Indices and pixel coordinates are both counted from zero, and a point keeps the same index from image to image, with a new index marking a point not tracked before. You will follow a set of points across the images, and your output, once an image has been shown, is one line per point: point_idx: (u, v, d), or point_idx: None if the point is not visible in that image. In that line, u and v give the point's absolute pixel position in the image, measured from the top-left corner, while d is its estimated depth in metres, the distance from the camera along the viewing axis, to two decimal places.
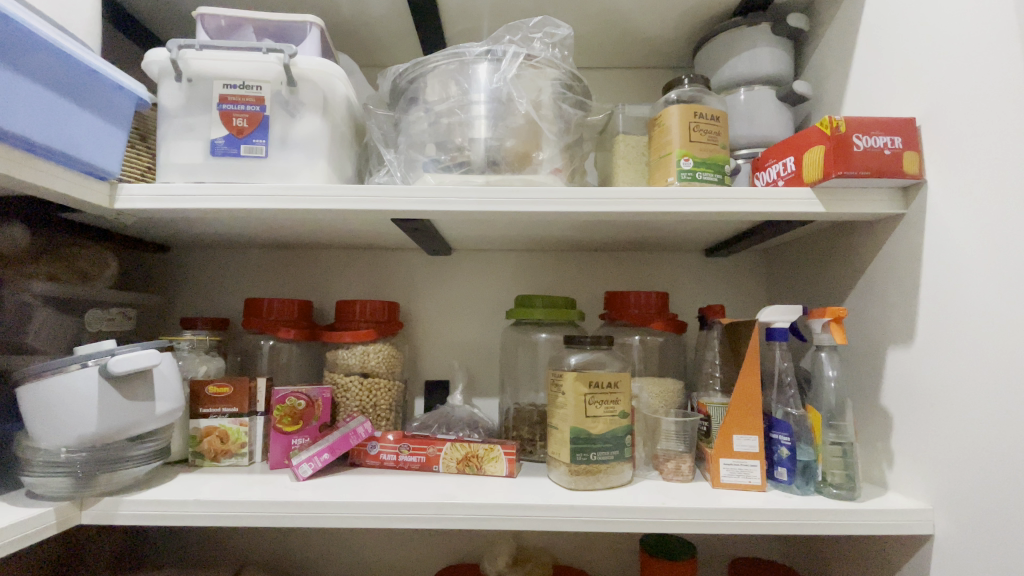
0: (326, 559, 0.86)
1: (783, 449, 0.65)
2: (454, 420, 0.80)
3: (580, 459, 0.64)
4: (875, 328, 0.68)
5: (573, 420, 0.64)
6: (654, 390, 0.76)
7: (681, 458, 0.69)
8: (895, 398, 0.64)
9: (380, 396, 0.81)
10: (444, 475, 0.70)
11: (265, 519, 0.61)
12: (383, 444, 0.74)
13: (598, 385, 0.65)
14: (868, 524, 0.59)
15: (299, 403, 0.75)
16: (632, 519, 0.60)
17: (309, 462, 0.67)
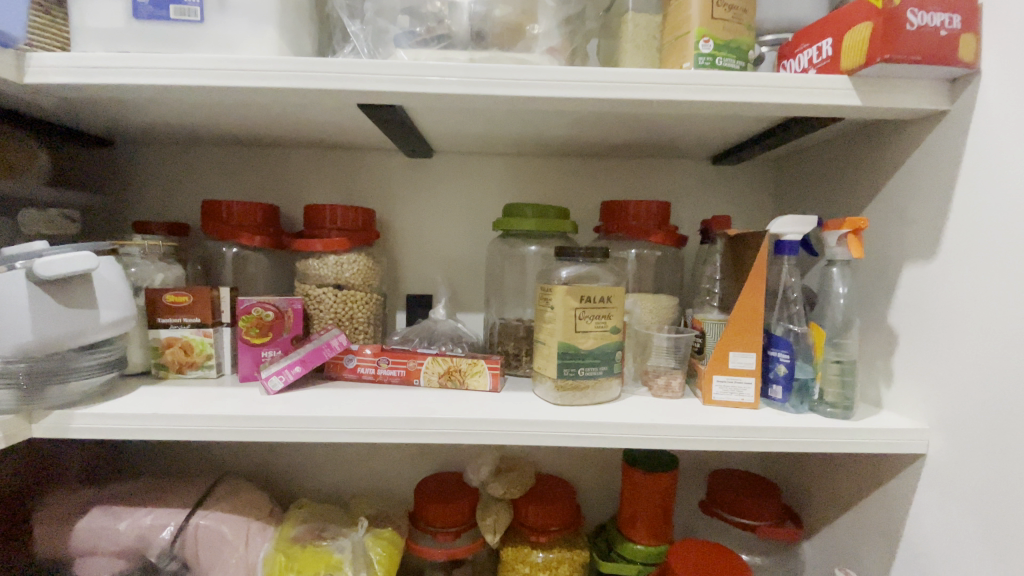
0: (309, 468, 0.85)
1: (781, 367, 0.61)
2: (437, 334, 0.75)
3: (568, 374, 0.60)
4: (892, 243, 0.63)
5: (561, 335, 0.59)
6: (648, 305, 0.71)
7: (672, 374, 0.65)
8: (905, 317, 0.61)
9: (357, 308, 0.75)
10: (425, 389, 0.67)
11: (232, 433, 0.57)
12: (360, 357, 0.69)
13: (590, 299, 0.60)
14: (860, 441, 0.57)
15: (267, 314, 0.70)
16: (619, 435, 0.58)
17: (279, 375, 0.64)
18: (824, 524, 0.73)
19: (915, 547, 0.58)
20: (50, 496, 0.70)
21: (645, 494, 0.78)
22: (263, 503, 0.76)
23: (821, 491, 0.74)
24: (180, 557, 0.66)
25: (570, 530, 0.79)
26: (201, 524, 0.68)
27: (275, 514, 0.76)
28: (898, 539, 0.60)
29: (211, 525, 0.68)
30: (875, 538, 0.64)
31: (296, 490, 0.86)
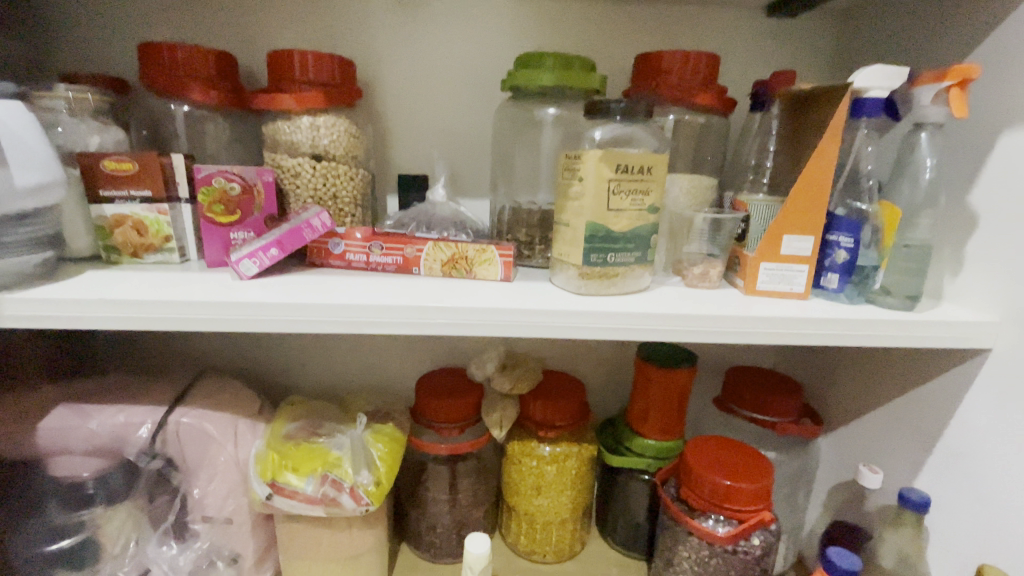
0: (299, 364, 0.79)
1: (841, 253, 0.53)
2: (436, 221, 0.62)
3: (595, 260, 0.50)
4: (992, 106, 0.51)
5: (590, 213, 0.49)
6: (689, 184, 0.61)
7: (710, 263, 0.57)
8: (992, 196, 0.52)
9: (341, 185, 0.63)
10: (425, 279, 0.57)
11: (200, 323, 0.49)
12: (348, 242, 0.59)
13: (627, 168, 0.48)
14: (921, 335, 0.51)
15: (232, 187, 0.58)
16: (651, 328, 0.50)
17: (252, 259, 0.54)
18: (848, 420, 0.70)
19: (957, 445, 0.54)
20: (10, 392, 0.63)
21: (659, 390, 0.73)
22: (252, 399, 0.70)
23: (848, 388, 0.70)
24: (163, 454, 0.62)
25: (579, 425, 0.74)
26: (183, 422, 0.62)
27: (265, 410, 0.70)
28: (937, 437, 0.57)
29: (194, 423, 0.62)
30: (907, 434, 0.60)
31: (286, 386, 0.80)
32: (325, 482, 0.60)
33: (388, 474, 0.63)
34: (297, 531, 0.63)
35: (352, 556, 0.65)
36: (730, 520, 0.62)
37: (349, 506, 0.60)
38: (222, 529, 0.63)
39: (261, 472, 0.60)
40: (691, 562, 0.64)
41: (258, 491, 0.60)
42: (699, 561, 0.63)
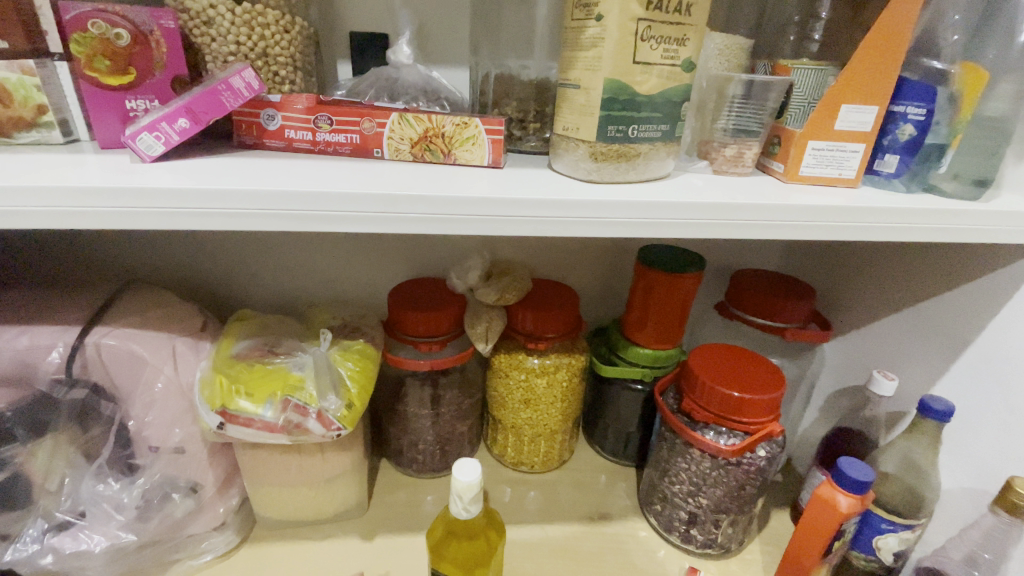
0: (250, 274, 0.68)
1: (906, 128, 0.43)
2: (401, 89, 0.49)
3: (612, 135, 0.39)
4: None
5: (609, 68, 0.37)
6: (725, 43, 0.48)
7: (744, 142, 0.47)
8: None
9: (272, 38, 0.48)
10: (390, 164, 0.45)
11: (87, 217, 0.36)
12: (286, 115, 0.45)
13: (661, 3, 0.36)
14: (985, 228, 0.43)
15: (117, 34, 0.43)
16: (677, 221, 0.41)
17: (152, 133, 0.40)
18: (861, 326, 0.65)
19: (992, 350, 0.50)
20: None
21: (661, 297, 0.65)
22: (192, 314, 0.59)
23: (863, 291, 0.64)
24: (86, 381, 0.52)
25: (572, 336, 0.67)
26: (105, 344, 0.52)
27: (209, 327, 0.60)
28: (968, 342, 0.51)
29: (118, 345, 0.52)
30: (931, 339, 0.55)
31: (237, 299, 0.69)
32: (286, 408, 0.52)
33: (360, 395, 0.55)
34: (259, 458, 0.56)
35: (325, 480, 0.59)
36: (736, 433, 0.57)
37: (317, 432, 0.52)
38: (171, 460, 0.55)
39: (207, 399, 0.51)
40: (690, 473, 0.61)
41: (208, 421, 0.51)
42: (699, 473, 0.60)
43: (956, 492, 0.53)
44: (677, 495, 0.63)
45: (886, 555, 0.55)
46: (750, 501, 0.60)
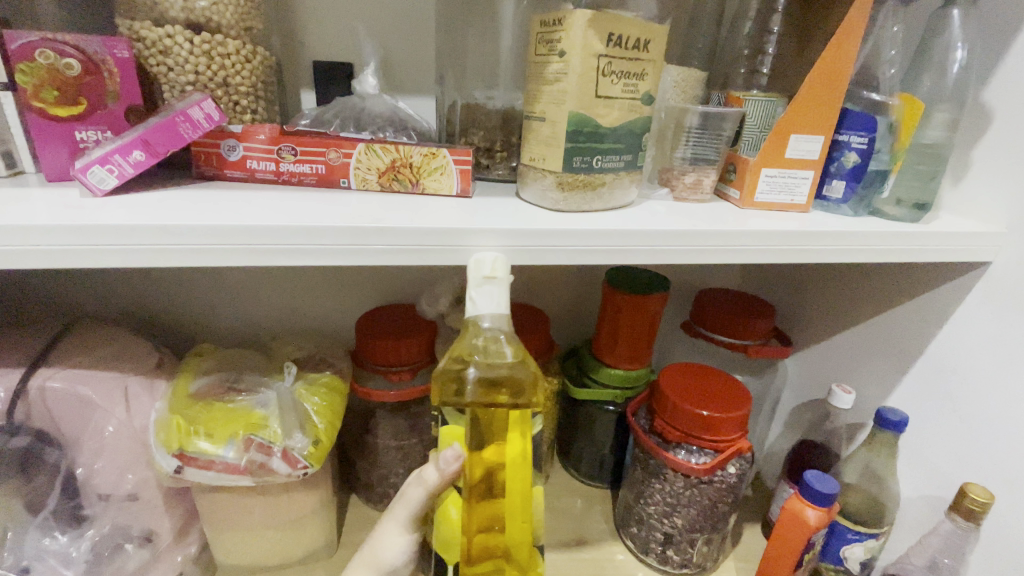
0: (209, 307, 0.65)
1: (851, 156, 0.45)
2: (367, 118, 0.49)
3: (577, 166, 0.40)
4: None
5: (573, 102, 0.38)
6: (680, 75, 0.50)
7: (702, 170, 0.48)
8: (1011, 89, 0.46)
9: (232, 68, 0.47)
10: (356, 194, 0.44)
11: (31, 256, 0.34)
12: (247, 145, 0.44)
13: (621, 41, 0.37)
14: (928, 248, 0.46)
15: (66, 64, 0.41)
16: (644, 248, 0.42)
17: (105, 167, 0.38)
18: (818, 341, 0.67)
19: (940, 362, 0.52)
20: None
21: (629, 318, 0.66)
22: (145, 350, 0.56)
23: (819, 308, 0.67)
24: (29, 428, 0.48)
25: (543, 359, 0.67)
26: (50, 388, 0.48)
27: (164, 364, 0.57)
28: (917, 354, 0.54)
29: (65, 388, 0.49)
30: (884, 353, 0.58)
31: (196, 333, 0.66)
32: (249, 447, 0.49)
33: (327, 431, 0.53)
34: (220, 501, 0.53)
35: (292, 521, 0.57)
36: (706, 452, 0.58)
37: (282, 472, 0.50)
38: (123, 509, 0.51)
39: (163, 441, 0.49)
40: (664, 493, 0.61)
41: (163, 465, 0.48)
42: (673, 493, 0.60)
43: (916, 499, 0.55)
44: (653, 515, 0.63)
45: (854, 565, 0.56)
46: (723, 518, 0.61)
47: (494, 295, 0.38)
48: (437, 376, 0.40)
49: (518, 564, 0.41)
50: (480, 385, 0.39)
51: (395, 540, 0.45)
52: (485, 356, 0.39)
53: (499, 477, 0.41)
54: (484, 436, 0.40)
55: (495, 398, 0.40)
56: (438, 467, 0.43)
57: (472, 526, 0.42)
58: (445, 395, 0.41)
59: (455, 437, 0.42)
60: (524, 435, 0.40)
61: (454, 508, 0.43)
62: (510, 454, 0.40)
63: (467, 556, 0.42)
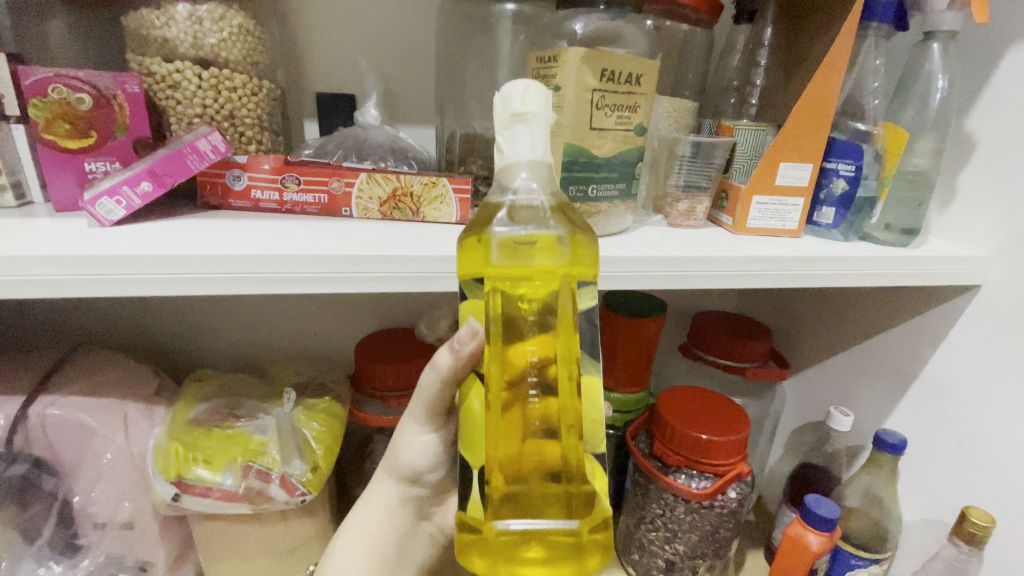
0: (210, 332, 0.66)
1: (840, 184, 0.47)
2: (369, 148, 0.50)
3: (573, 194, 0.41)
4: (1003, 15, 0.46)
5: (569, 134, 0.39)
6: (672, 106, 0.51)
7: (695, 197, 0.50)
8: (992, 118, 0.48)
9: (238, 101, 0.49)
10: (359, 222, 0.46)
11: (38, 285, 0.35)
12: (252, 175, 0.45)
13: (614, 76, 0.39)
14: (919, 272, 0.47)
15: (79, 99, 0.43)
16: (639, 273, 0.42)
17: (114, 197, 0.40)
18: (815, 363, 0.68)
19: (936, 385, 0.53)
20: None
21: (626, 341, 0.67)
22: (145, 376, 0.56)
23: (815, 330, 0.68)
24: (27, 456, 0.48)
25: None
26: (50, 415, 0.48)
27: (164, 389, 0.57)
28: (914, 377, 0.55)
29: (64, 415, 0.49)
30: (881, 375, 0.59)
31: (196, 359, 0.66)
32: (248, 474, 0.49)
33: (326, 456, 0.53)
34: (217, 530, 0.53)
35: (289, 550, 0.56)
36: (706, 476, 0.58)
37: (280, 499, 0.50)
38: (118, 537, 0.51)
39: (161, 468, 0.48)
40: (665, 519, 0.60)
41: (161, 492, 0.48)
42: (674, 518, 0.60)
43: (918, 523, 0.55)
44: (654, 542, 0.62)
45: None
46: (725, 544, 0.60)
47: (530, 139, 0.28)
48: (462, 246, 0.30)
49: (578, 503, 0.29)
50: (506, 244, 0.28)
51: (419, 441, 0.48)
52: (513, 226, 0.28)
53: (525, 311, 0.29)
54: (506, 318, 0.29)
55: (530, 254, 0.29)
56: (454, 348, 0.33)
57: (505, 447, 0.29)
58: (467, 258, 0.29)
59: (474, 308, 0.30)
60: (564, 327, 0.29)
61: (477, 398, 0.31)
62: (545, 350, 0.29)
63: (497, 477, 0.29)
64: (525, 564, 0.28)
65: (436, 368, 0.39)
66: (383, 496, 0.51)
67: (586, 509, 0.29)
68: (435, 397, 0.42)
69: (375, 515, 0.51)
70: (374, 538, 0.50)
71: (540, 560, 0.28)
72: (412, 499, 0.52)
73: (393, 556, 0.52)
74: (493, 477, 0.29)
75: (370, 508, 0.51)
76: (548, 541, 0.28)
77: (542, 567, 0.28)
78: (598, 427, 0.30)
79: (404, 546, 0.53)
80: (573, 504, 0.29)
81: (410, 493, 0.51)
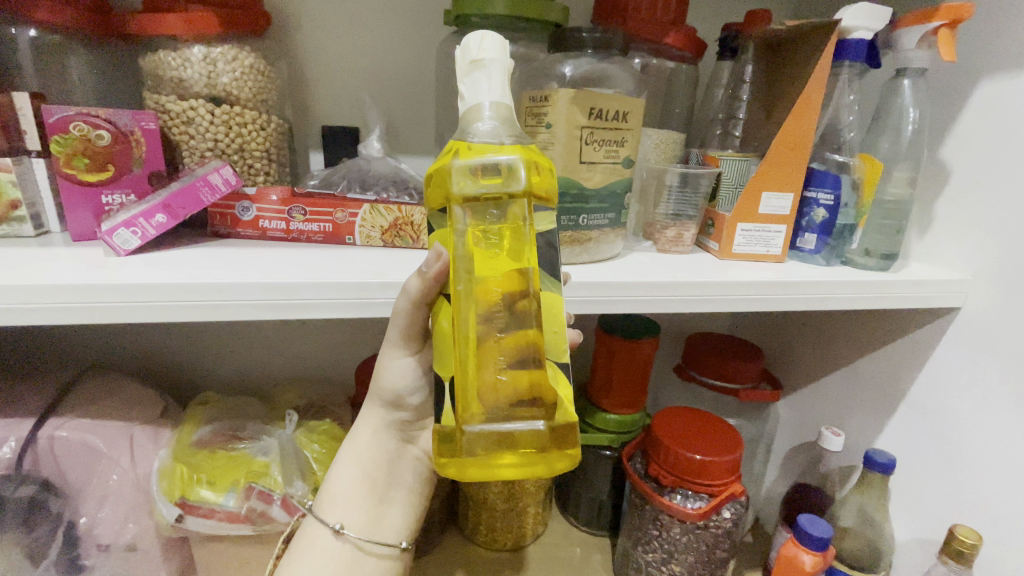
0: (215, 356, 0.67)
1: (819, 212, 0.49)
2: (372, 179, 0.52)
3: (565, 223, 0.44)
4: (969, 54, 0.49)
5: (560, 167, 0.42)
6: (660, 138, 0.54)
7: (683, 224, 0.52)
8: (963, 148, 0.50)
9: (248, 135, 0.51)
10: (362, 250, 0.48)
11: (57, 313, 0.37)
12: (260, 206, 0.48)
13: (601, 114, 0.41)
14: (900, 296, 0.49)
15: (98, 135, 0.45)
16: (629, 297, 0.44)
17: (130, 228, 0.42)
18: (807, 384, 0.69)
19: (922, 405, 0.54)
20: None
21: (621, 363, 0.68)
22: (151, 399, 0.58)
23: (806, 351, 0.69)
24: (36, 477, 0.49)
25: None
26: (59, 437, 0.50)
27: (169, 412, 0.59)
28: (901, 397, 0.56)
29: (73, 437, 0.50)
30: (870, 395, 0.60)
31: (201, 383, 0.68)
32: (250, 494, 0.50)
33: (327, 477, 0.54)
34: (217, 552, 0.53)
35: None
36: (701, 496, 0.59)
37: (281, 520, 0.51)
38: (121, 560, 0.52)
39: (166, 490, 0.50)
40: (661, 540, 0.61)
41: (164, 514, 0.49)
42: (669, 538, 0.61)
43: (911, 543, 0.56)
44: (651, 563, 0.63)
45: None
46: (721, 565, 0.61)
47: (489, 83, 0.30)
48: (431, 181, 0.32)
49: (547, 410, 0.30)
50: (464, 172, 0.29)
51: (398, 365, 0.45)
52: (472, 155, 0.30)
53: (486, 243, 0.30)
54: (468, 242, 0.30)
55: (488, 180, 0.30)
56: (420, 271, 0.35)
57: (472, 368, 0.30)
58: (436, 190, 0.32)
59: (444, 236, 0.32)
60: (524, 248, 0.30)
61: (447, 319, 0.32)
62: (507, 272, 0.30)
63: (467, 392, 0.30)
64: (499, 467, 0.30)
65: (408, 293, 0.38)
66: (367, 429, 0.48)
67: (554, 414, 0.30)
68: (409, 320, 0.40)
69: (360, 449, 0.48)
70: (364, 471, 0.47)
71: (513, 463, 0.30)
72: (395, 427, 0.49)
73: (383, 482, 0.48)
74: (462, 393, 0.30)
75: (354, 446, 0.48)
76: (519, 444, 0.30)
77: (516, 468, 0.30)
78: (560, 341, 0.32)
79: (392, 469, 0.48)
80: (542, 411, 0.30)
81: (393, 420, 0.48)
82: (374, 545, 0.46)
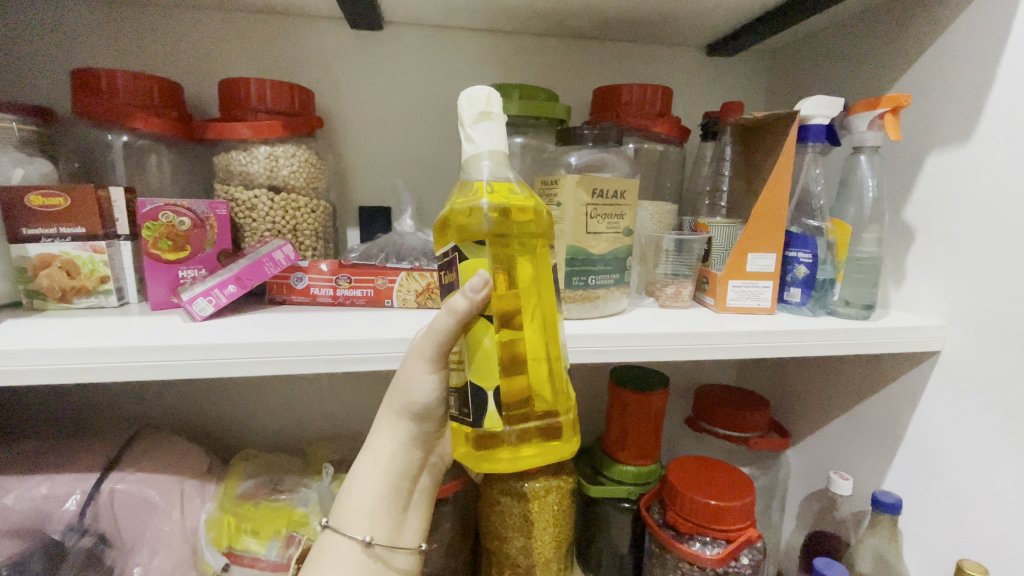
0: (254, 416, 0.72)
1: (801, 268, 0.56)
2: (406, 250, 0.59)
3: (576, 284, 0.50)
4: (916, 132, 0.58)
5: (569, 238, 0.49)
6: (654, 209, 0.62)
7: (680, 283, 0.59)
8: (923, 211, 0.57)
9: (302, 217, 0.60)
10: (399, 312, 0.55)
11: (146, 370, 0.43)
12: (312, 275, 0.55)
13: (602, 193, 0.50)
14: (884, 342, 0.54)
15: (181, 222, 0.54)
16: (638, 347, 0.50)
17: (207, 297, 0.49)
18: (814, 431, 0.72)
19: (920, 445, 0.57)
20: None
21: (635, 416, 0.71)
22: (199, 456, 0.62)
23: (808, 398, 0.73)
24: (95, 529, 0.53)
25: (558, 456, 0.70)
26: (118, 490, 0.54)
27: (213, 468, 0.63)
28: (900, 438, 0.60)
29: (132, 489, 0.54)
30: (872, 438, 0.63)
31: (240, 442, 0.73)
32: (290, 544, 0.56)
33: None
34: None
35: None
36: (719, 542, 0.61)
37: None
38: None
39: (213, 540, 0.55)
40: None
41: (213, 562, 0.54)
42: None
43: None
44: None
45: None
46: None
47: (490, 131, 0.37)
48: (461, 213, 0.38)
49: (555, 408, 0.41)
50: (492, 212, 0.38)
51: (424, 381, 0.45)
52: (501, 197, 0.38)
53: (518, 271, 0.39)
54: (506, 272, 0.39)
55: (509, 217, 0.38)
56: (468, 293, 0.37)
57: (509, 382, 0.39)
58: (457, 227, 0.38)
59: (479, 263, 0.38)
60: (547, 281, 0.40)
61: (488, 336, 0.38)
62: (536, 300, 0.40)
63: (504, 401, 0.39)
64: (527, 456, 0.40)
65: (453, 310, 0.38)
66: (391, 444, 0.49)
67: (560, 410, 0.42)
68: (447, 336, 0.40)
69: (385, 464, 0.49)
70: (387, 487, 0.49)
71: (535, 452, 0.40)
72: (417, 437, 0.51)
73: (404, 493, 0.51)
74: (501, 401, 0.39)
75: (379, 455, 0.49)
76: (538, 437, 0.41)
77: (537, 454, 0.40)
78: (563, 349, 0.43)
79: (413, 479, 0.52)
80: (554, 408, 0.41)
81: (416, 431, 0.50)
82: (392, 555, 0.48)
